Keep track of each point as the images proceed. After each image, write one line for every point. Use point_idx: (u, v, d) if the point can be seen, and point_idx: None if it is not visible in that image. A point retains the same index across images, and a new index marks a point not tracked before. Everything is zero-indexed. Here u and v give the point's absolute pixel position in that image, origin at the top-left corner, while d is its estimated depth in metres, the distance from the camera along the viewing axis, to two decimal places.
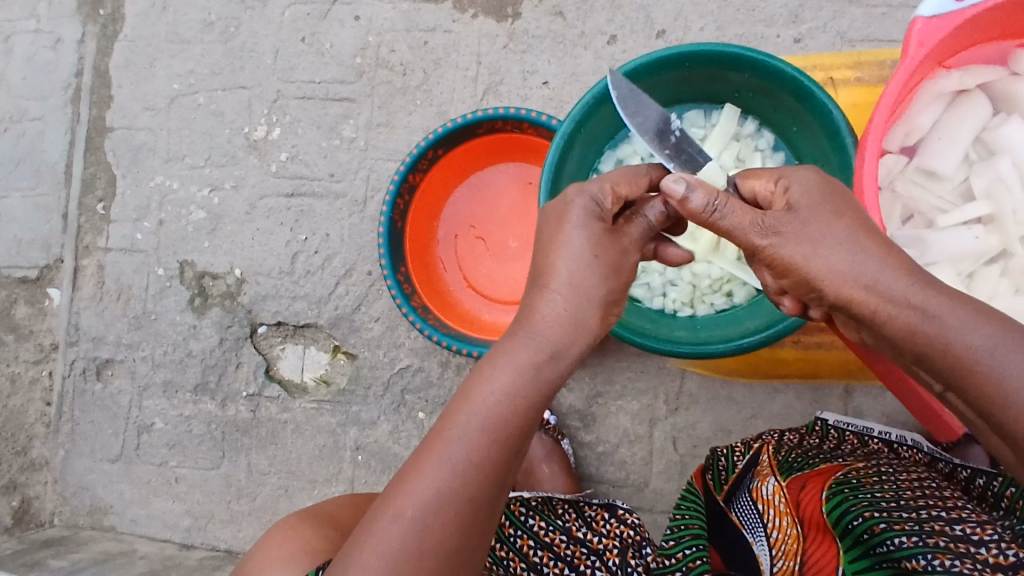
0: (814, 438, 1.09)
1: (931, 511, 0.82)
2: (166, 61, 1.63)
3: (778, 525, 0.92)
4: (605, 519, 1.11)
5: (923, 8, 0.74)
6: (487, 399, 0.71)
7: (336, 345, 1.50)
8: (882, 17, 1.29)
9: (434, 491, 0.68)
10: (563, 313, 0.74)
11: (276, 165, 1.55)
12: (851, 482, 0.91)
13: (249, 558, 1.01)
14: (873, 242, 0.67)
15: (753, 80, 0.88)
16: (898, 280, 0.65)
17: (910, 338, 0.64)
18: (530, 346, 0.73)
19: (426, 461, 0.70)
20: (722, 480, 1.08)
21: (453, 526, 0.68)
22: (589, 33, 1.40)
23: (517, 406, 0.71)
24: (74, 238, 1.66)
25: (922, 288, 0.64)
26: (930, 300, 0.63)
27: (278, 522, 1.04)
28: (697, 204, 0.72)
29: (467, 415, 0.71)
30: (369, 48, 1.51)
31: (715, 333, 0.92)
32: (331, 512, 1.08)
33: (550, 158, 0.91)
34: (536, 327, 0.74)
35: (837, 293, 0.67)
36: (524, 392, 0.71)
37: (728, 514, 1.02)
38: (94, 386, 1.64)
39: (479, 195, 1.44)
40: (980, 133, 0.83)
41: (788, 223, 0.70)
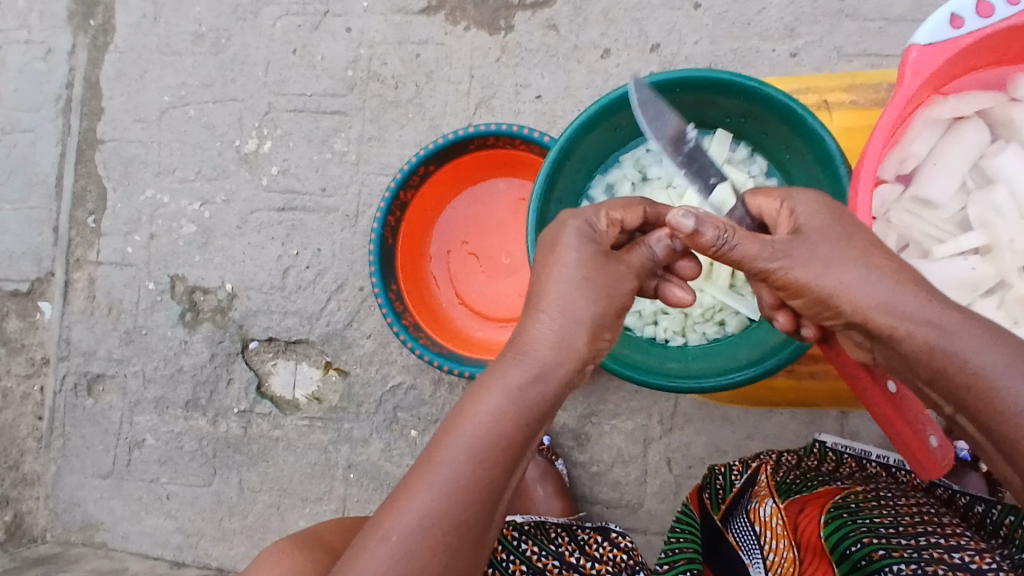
0: (813, 460, 1.10)
1: (929, 538, 0.81)
2: (157, 73, 1.62)
3: (774, 548, 0.90)
4: (598, 543, 1.10)
5: (917, 36, 0.72)
6: (478, 423, 0.68)
7: (328, 362, 1.49)
8: (878, 32, 1.28)
9: (427, 513, 0.65)
10: (558, 335, 0.71)
11: (267, 178, 1.53)
12: (850, 506, 0.90)
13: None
14: (884, 260, 0.66)
15: (744, 105, 0.86)
16: (915, 298, 0.63)
17: (926, 356, 0.62)
18: (523, 368, 0.69)
19: (419, 483, 0.67)
20: (719, 499, 1.04)
21: (446, 550, 0.65)
22: (583, 47, 1.38)
23: (509, 431, 0.68)
24: (65, 252, 1.65)
25: (938, 306, 0.62)
26: (948, 316, 0.61)
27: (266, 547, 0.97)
28: (708, 238, 0.68)
29: (457, 439, 0.68)
30: (361, 60, 1.50)
31: (706, 365, 0.89)
32: (319, 535, 1.02)
33: (538, 183, 0.88)
34: (530, 348, 0.71)
35: (852, 309, 0.65)
36: (518, 417, 0.68)
37: (723, 536, 0.99)
38: (85, 401, 1.62)
39: (471, 210, 1.42)
40: (977, 161, 0.82)
41: (800, 245, 0.68)
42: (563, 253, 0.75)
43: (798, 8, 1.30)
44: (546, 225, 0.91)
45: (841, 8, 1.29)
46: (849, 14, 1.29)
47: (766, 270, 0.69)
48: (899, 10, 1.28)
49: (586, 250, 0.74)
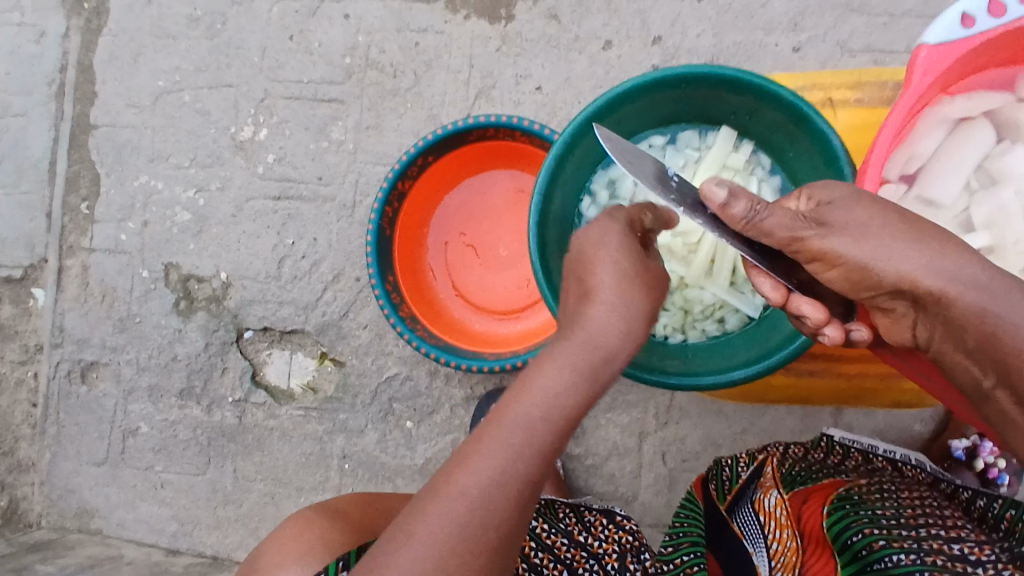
0: (821, 453, 1.09)
1: (930, 530, 0.81)
2: (151, 57, 1.59)
3: (778, 538, 0.90)
4: (605, 525, 1.08)
5: (928, 35, 0.73)
6: (535, 404, 0.67)
7: (323, 352, 1.48)
8: (883, 27, 1.27)
9: (493, 480, 0.63)
10: (613, 322, 0.71)
11: (262, 166, 1.52)
12: (852, 497, 0.90)
13: (264, 547, 1.01)
14: (926, 224, 0.67)
15: (750, 102, 0.85)
16: (964, 261, 0.64)
17: (976, 318, 0.63)
18: (588, 348, 0.69)
19: (484, 451, 0.64)
20: (725, 491, 1.05)
21: (507, 518, 0.63)
22: (585, 38, 1.36)
23: (566, 413, 0.67)
24: (58, 238, 1.63)
25: (983, 265, 0.64)
26: (997, 281, 0.63)
27: (291, 515, 1.03)
28: (739, 211, 0.68)
29: (521, 411, 0.66)
30: (359, 48, 1.47)
31: (705, 364, 0.89)
32: (337, 506, 1.06)
33: (541, 179, 0.87)
34: (586, 333, 0.70)
35: (898, 274, 0.65)
36: (574, 401, 0.68)
37: (728, 525, 1.00)
38: (79, 388, 1.61)
39: (470, 200, 1.41)
40: (983, 161, 0.82)
41: (836, 211, 0.67)
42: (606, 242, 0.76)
43: (803, 2, 1.29)
44: (547, 221, 0.90)
45: (847, 2, 1.28)
46: (855, 9, 1.28)
47: (800, 240, 0.69)
48: (905, 5, 1.27)
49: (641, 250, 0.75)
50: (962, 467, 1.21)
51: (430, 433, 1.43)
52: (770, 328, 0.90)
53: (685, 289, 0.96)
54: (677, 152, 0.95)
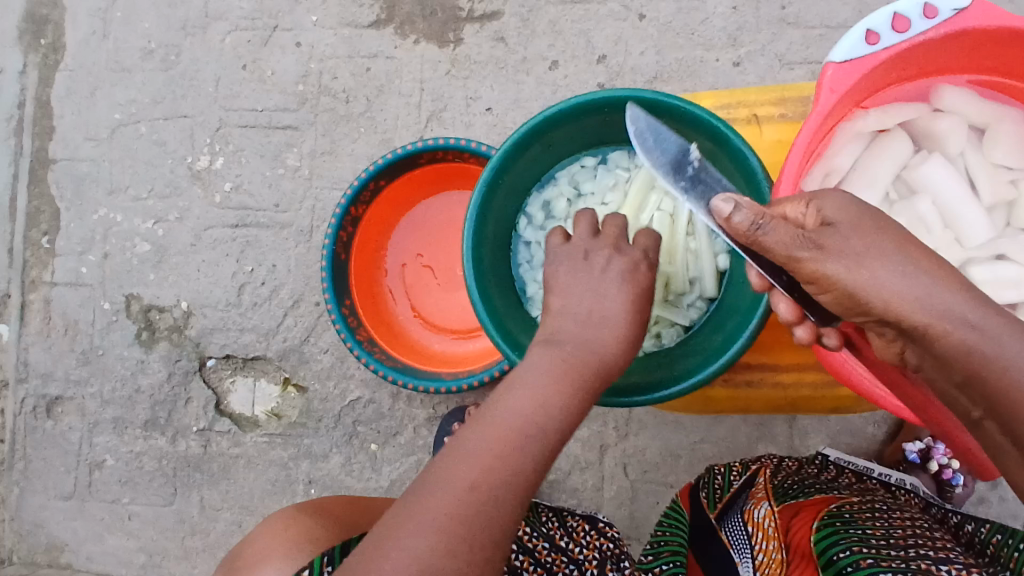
0: (813, 468, 1.15)
1: (918, 550, 0.82)
2: (108, 91, 1.60)
3: (764, 549, 0.92)
4: (585, 531, 1.10)
5: (833, 53, 0.75)
6: (485, 440, 0.67)
7: (286, 377, 1.48)
8: (819, 40, 1.30)
9: (484, 457, 0.65)
10: (568, 360, 0.72)
11: (220, 195, 1.52)
12: (843, 515, 0.92)
13: (246, 545, 1.03)
14: (924, 257, 0.64)
15: (672, 123, 0.87)
16: (954, 296, 0.62)
17: (962, 356, 0.61)
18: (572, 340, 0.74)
19: (476, 433, 0.68)
20: (716, 498, 1.05)
21: (499, 494, 0.64)
22: (531, 59, 1.39)
23: (522, 448, 0.67)
24: (20, 272, 1.63)
25: (979, 307, 0.61)
26: (987, 319, 0.61)
27: (275, 515, 1.05)
28: (740, 221, 0.66)
29: (509, 398, 0.70)
30: (311, 75, 1.49)
31: (639, 377, 0.89)
32: (322, 505, 1.07)
33: (473, 200, 0.87)
34: (542, 371, 0.71)
35: (887, 305, 0.63)
36: (545, 405, 0.69)
37: (717, 534, 1.00)
38: (44, 423, 1.60)
39: (425, 222, 1.42)
40: (901, 171, 0.85)
41: (837, 237, 0.64)
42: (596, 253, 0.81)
43: (740, 18, 1.32)
44: (483, 243, 0.91)
45: (783, 16, 1.31)
46: (791, 23, 1.31)
47: (795, 259, 0.66)
48: (839, 18, 1.30)
49: (615, 284, 0.77)
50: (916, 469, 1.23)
51: (394, 455, 1.43)
52: (702, 342, 0.91)
53: None
54: (609, 172, 0.99)
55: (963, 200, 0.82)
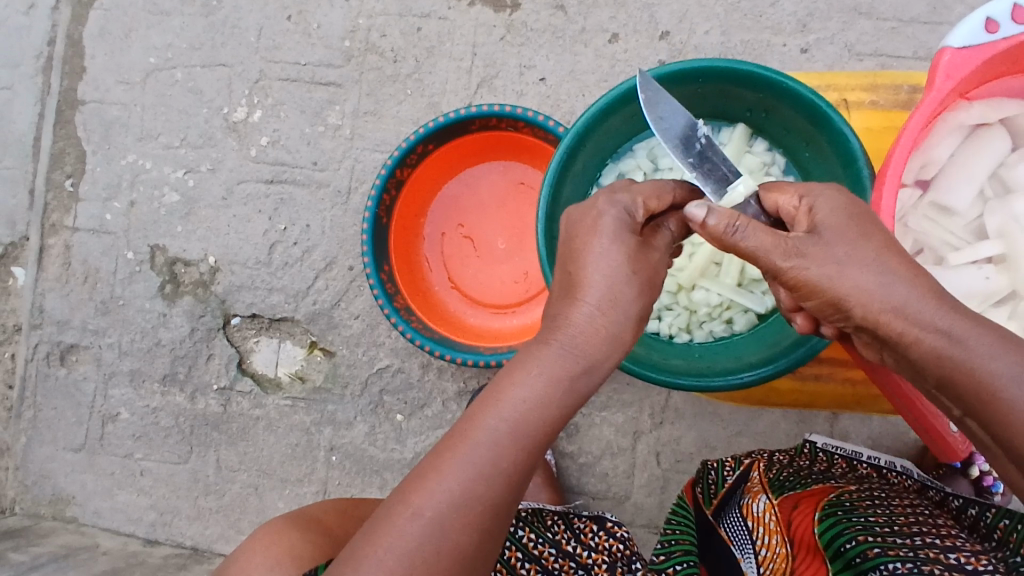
0: (805, 460, 1.09)
1: (924, 538, 0.80)
2: (144, 34, 1.54)
3: (767, 543, 0.90)
4: (594, 532, 1.07)
5: (951, 38, 0.72)
6: (445, 497, 0.62)
7: (313, 341, 1.45)
8: (890, 32, 1.26)
9: (457, 492, 0.62)
10: (542, 397, 0.65)
11: (255, 149, 1.48)
12: (844, 504, 0.89)
13: (230, 562, 0.95)
14: (900, 263, 0.64)
15: (767, 100, 0.84)
16: (926, 304, 0.61)
17: (934, 362, 0.61)
18: (564, 350, 0.66)
19: (450, 462, 0.63)
20: (712, 494, 1.03)
21: (473, 529, 0.62)
22: (590, 30, 1.34)
23: (486, 503, 0.63)
24: (40, 215, 1.58)
25: (947, 312, 0.61)
26: (957, 324, 0.60)
27: (260, 527, 0.98)
28: (716, 226, 0.67)
29: (490, 420, 0.64)
30: (359, 31, 1.44)
31: (712, 364, 0.88)
32: (314, 516, 1.02)
33: (551, 169, 0.86)
34: (510, 410, 0.64)
35: (863, 313, 0.64)
36: (527, 428, 0.64)
37: (715, 530, 0.99)
38: (58, 371, 1.56)
39: (468, 191, 1.38)
40: (998, 170, 0.82)
41: (817, 245, 0.65)
42: (597, 238, 0.70)
43: (811, 3, 1.28)
44: (556, 213, 0.88)
45: (856, 5, 1.27)
46: (864, 13, 1.27)
47: (777, 266, 0.67)
48: (913, 11, 1.26)
49: (615, 290, 0.68)
50: (957, 475, 1.20)
51: (420, 427, 1.41)
52: (779, 329, 0.88)
53: (690, 291, 0.95)
54: None
55: None
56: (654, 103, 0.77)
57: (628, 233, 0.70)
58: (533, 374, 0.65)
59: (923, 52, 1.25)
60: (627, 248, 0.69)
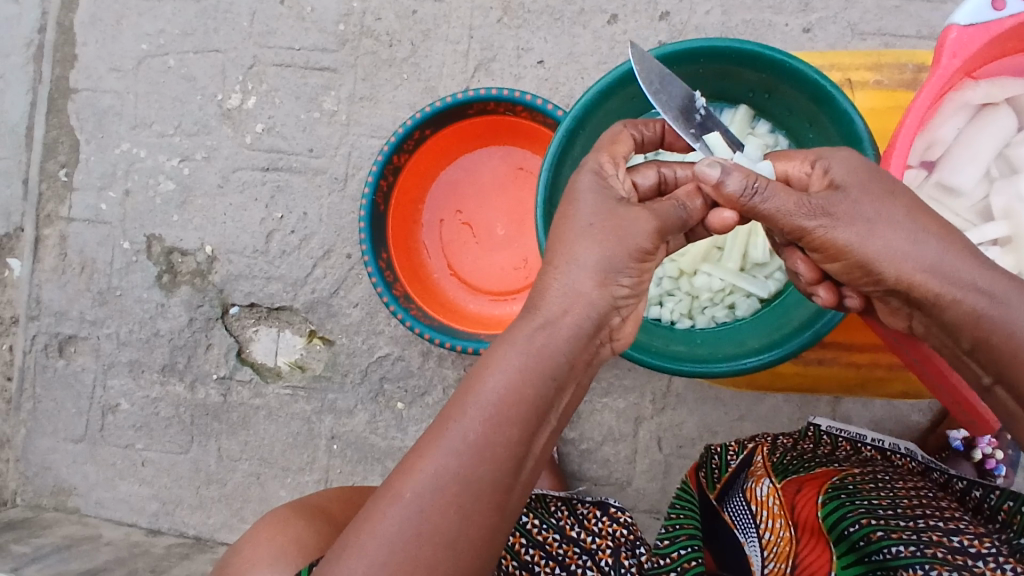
0: (808, 443, 1.08)
1: (928, 521, 0.79)
2: (135, 19, 1.52)
3: (770, 527, 0.90)
4: (598, 517, 1.06)
5: (958, 16, 0.71)
6: (425, 479, 0.59)
7: (312, 330, 1.44)
8: (894, 10, 1.24)
9: (437, 472, 0.59)
10: (520, 365, 0.63)
11: (250, 137, 1.46)
12: (847, 487, 0.89)
13: (234, 551, 0.96)
14: (931, 222, 0.64)
15: (770, 80, 0.82)
16: (962, 264, 0.62)
17: (971, 324, 0.61)
18: (539, 320, 0.65)
19: (430, 444, 0.61)
20: (715, 479, 1.03)
21: (456, 511, 0.59)
22: (589, 11, 1.32)
23: (469, 481, 0.60)
24: (35, 206, 1.56)
25: (985, 271, 0.62)
26: (997, 283, 0.61)
27: (265, 516, 0.98)
28: (734, 188, 0.66)
29: (471, 397, 0.62)
30: (353, 15, 1.42)
31: (715, 350, 0.87)
32: (318, 504, 1.02)
33: (549, 153, 0.85)
34: (486, 382, 0.62)
35: (897, 275, 0.64)
36: (506, 400, 0.61)
37: (719, 514, 0.98)
38: (56, 362, 1.56)
39: (466, 177, 1.37)
40: (1004, 150, 0.81)
41: (845, 202, 0.65)
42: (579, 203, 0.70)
43: None
44: (554, 198, 0.87)
45: None
46: None
47: (805, 231, 0.66)
48: None
49: (578, 247, 0.67)
50: (960, 458, 1.19)
51: (421, 415, 1.40)
52: (781, 316, 0.87)
53: (691, 277, 0.94)
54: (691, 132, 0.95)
55: None
56: (652, 76, 0.76)
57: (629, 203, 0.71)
58: (514, 347, 0.63)
59: (927, 31, 1.23)
60: (602, 205, 0.70)
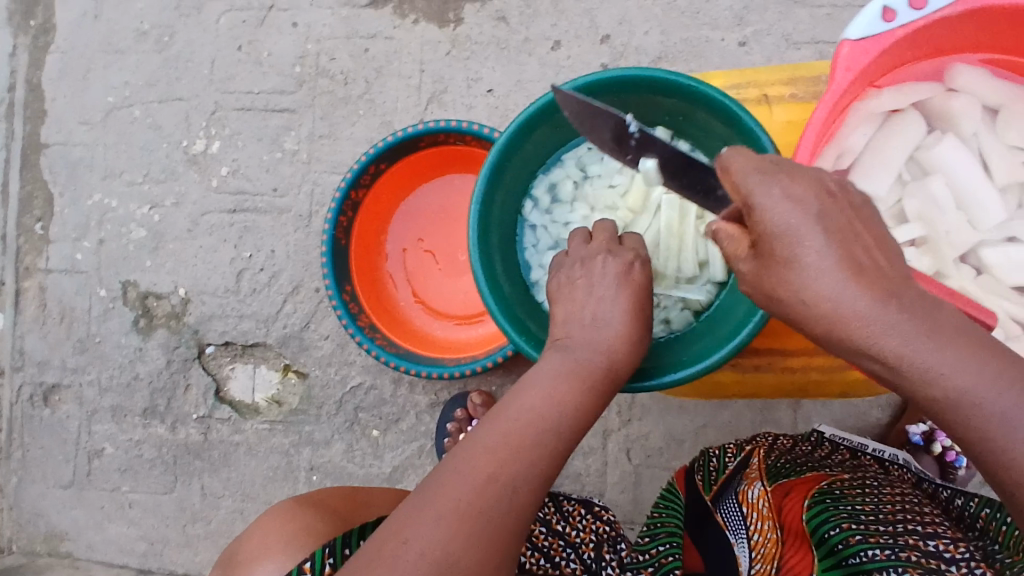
0: (808, 446, 1.11)
1: (907, 526, 0.80)
2: (101, 73, 1.57)
3: (760, 529, 0.91)
4: (582, 515, 1.08)
5: (849, 31, 0.74)
6: (512, 464, 0.62)
7: (287, 364, 1.47)
8: (827, 19, 1.28)
9: (522, 460, 0.62)
10: (589, 382, 0.68)
11: (217, 180, 1.50)
12: (833, 492, 0.89)
13: (243, 542, 1.01)
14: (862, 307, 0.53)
15: (683, 104, 0.86)
16: (899, 353, 0.52)
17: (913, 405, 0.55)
18: (604, 341, 0.71)
19: (511, 434, 0.64)
20: (711, 481, 1.04)
21: (532, 498, 0.62)
22: (533, 39, 1.36)
23: (542, 474, 0.63)
24: (14, 260, 1.60)
25: (927, 355, 0.52)
26: (936, 370, 0.52)
27: (271, 508, 1.02)
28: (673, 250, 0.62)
29: (548, 400, 0.66)
30: (309, 56, 1.46)
31: (651, 359, 0.88)
32: (320, 497, 1.04)
33: (478, 185, 0.87)
34: (563, 390, 0.67)
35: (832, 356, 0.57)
36: (579, 409, 0.67)
37: (712, 516, 1.00)
38: (42, 412, 1.59)
39: (425, 207, 1.40)
40: (914, 153, 0.84)
41: (749, 272, 0.58)
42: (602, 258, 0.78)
43: None
44: (488, 227, 0.90)
45: None
46: (798, 1, 1.28)
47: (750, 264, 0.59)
48: None
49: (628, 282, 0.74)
50: (920, 452, 1.22)
51: (396, 441, 1.43)
52: (710, 328, 0.90)
53: None
54: None
55: (977, 181, 0.82)
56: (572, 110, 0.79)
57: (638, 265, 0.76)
58: (568, 378, 0.68)
59: None
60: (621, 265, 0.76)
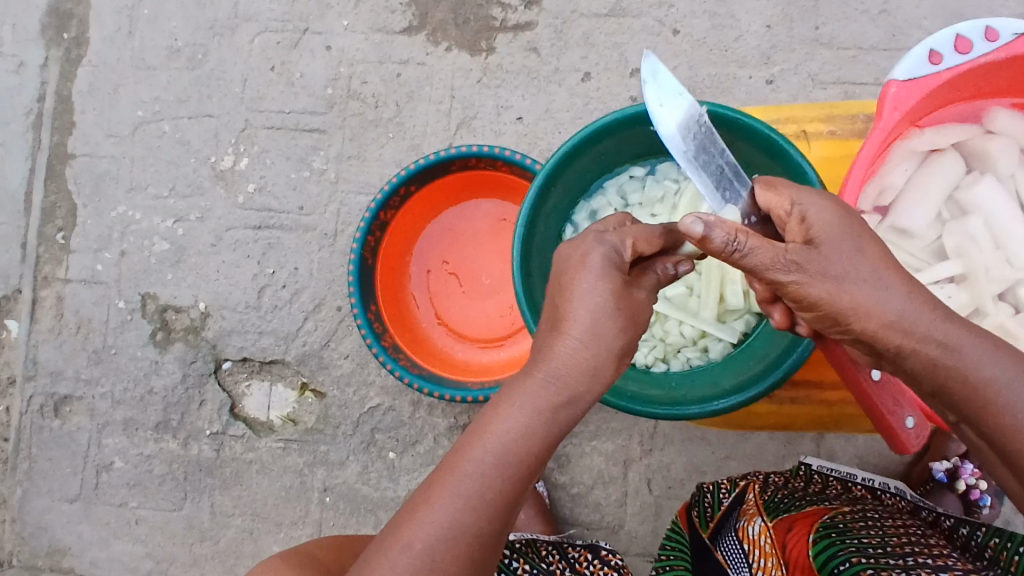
0: (800, 482, 1.08)
1: (917, 559, 0.78)
2: (132, 88, 1.59)
3: (762, 566, 0.88)
4: (589, 561, 1.06)
5: (897, 71, 0.77)
6: (433, 529, 0.64)
7: (304, 383, 1.46)
8: (852, 60, 1.31)
9: (446, 524, 0.64)
10: (526, 429, 0.66)
11: (243, 196, 1.51)
12: (837, 526, 0.88)
13: None
14: (897, 276, 0.65)
15: (727, 137, 0.88)
16: (925, 315, 0.64)
17: (929, 370, 0.65)
18: (547, 383, 0.67)
19: (437, 495, 0.65)
20: (708, 517, 1.03)
21: (462, 559, 0.64)
22: (564, 70, 1.39)
23: (473, 534, 0.64)
24: (33, 268, 1.60)
25: (939, 320, 0.64)
26: (953, 333, 0.64)
27: (255, 566, 0.89)
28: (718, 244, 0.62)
29: (478, 455, 0.66)
30: (340, 79, 1.49)
31: (689, 392, 0.90)
32: (310, 551, 0.95)
33: (524, 208, 0.89)
34: (494, 442, 0.66)
35: (865, 329, 0.65)
36: (514, 460, 0.66)
37: (711, 553, 0.98)
38: (52, 423, 1.57)
39: (452, 229, 1.41)
40: (954, 191, 0.86)
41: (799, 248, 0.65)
42: (581, 274, 0.70)
43: (774, 37, 1.33)
44: (530, 249, 0.91)
45: (816, 36, 1.32)
46: (824, 42, 1.32)
47: (779, 284, 0.65)
48: (872, 39, 1.31)
49: (592, 315, 0.68)
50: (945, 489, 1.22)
51: (413, 464, 1.41)
52: (750, 358, 0.91)
53: (663, 321, 0.98)
54: (657, 184, 1.01)
55: (1016, 222, 0.84)
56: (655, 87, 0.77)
57: (616, 271, 0.70)
58: (514, 409, 0.67)
59: (884, 78, 1.30)
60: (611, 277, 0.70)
